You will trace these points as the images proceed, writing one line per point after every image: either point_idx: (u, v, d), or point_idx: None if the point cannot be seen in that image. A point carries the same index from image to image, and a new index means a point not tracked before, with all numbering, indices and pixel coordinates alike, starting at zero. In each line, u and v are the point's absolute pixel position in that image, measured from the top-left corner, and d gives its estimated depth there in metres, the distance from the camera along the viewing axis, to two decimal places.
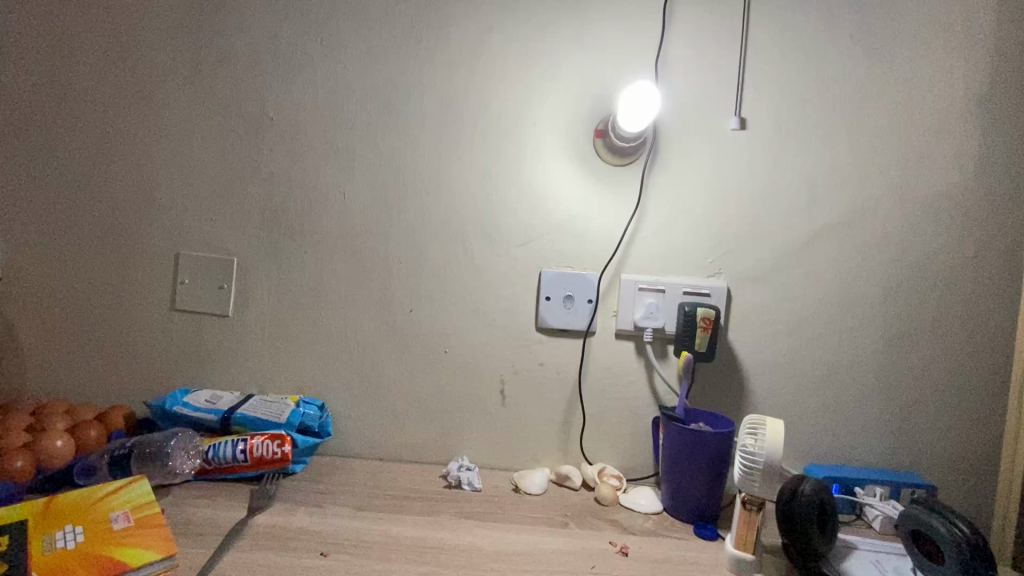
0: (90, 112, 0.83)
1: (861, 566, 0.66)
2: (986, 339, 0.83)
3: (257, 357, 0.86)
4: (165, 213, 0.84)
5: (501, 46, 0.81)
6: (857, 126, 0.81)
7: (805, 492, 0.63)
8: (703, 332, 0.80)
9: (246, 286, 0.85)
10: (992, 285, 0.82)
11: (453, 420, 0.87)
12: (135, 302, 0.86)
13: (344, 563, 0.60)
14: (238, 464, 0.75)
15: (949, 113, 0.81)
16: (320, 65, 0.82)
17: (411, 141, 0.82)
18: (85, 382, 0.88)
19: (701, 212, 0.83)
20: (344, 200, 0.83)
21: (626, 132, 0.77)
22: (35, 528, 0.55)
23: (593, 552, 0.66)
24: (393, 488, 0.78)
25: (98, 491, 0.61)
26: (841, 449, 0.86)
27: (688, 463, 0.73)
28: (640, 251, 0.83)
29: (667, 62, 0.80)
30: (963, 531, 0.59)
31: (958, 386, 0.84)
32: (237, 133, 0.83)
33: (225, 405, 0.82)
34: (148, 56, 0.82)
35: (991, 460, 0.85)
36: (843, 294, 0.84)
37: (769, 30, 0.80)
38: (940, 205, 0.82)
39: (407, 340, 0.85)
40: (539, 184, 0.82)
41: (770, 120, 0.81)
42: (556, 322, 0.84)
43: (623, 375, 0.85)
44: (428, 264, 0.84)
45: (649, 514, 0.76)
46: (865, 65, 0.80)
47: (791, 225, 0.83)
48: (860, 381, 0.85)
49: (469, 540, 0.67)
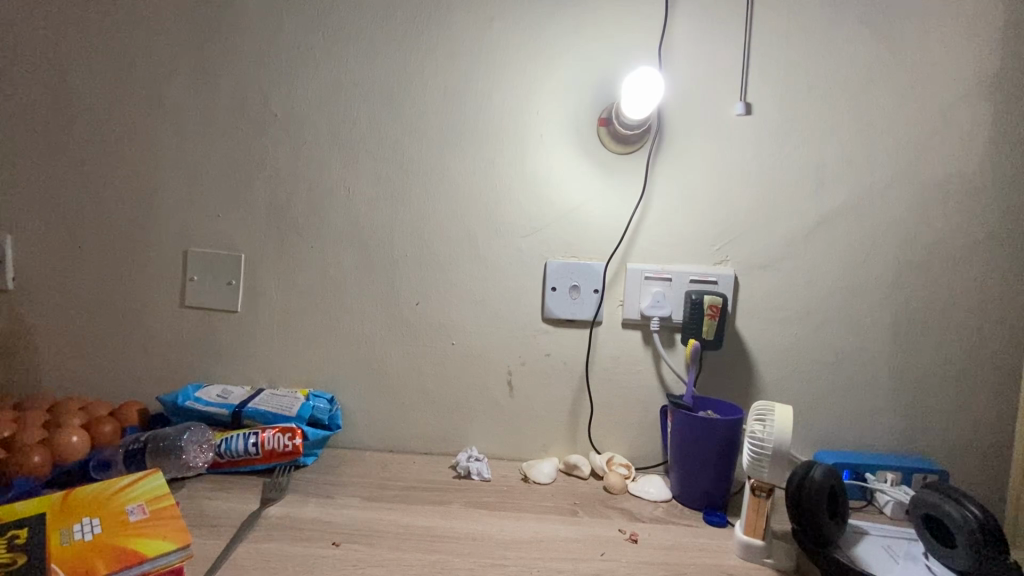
0: (95, 113, 0.84)
1: (872, 552, 0.65)
2: (996, 322, 0.82)
3: (266, 351, 0.87)
4: (173, 211, 0.85)
5: (502, 35, 0.80)
6: (864, 109, 0.80)
7: (815, 478, 0.62)
8: (710, 319, 0.79)
9: (254, 281, 0.86)
10: (1004, 267, 0.81)
11: (461, 411, 0.87)
12: (143, 301, 0.87)
13: (355, 551, 0.61)
14: (250, 457, 0.76)
15: (957, 92, 0.79)
16: (322, 60, 0.82)
17: (413, 133, 0.82)
18: (97, 378, 0.89)
19: (706, 198, 0.82)
20: (349, 195, 0.84)
21: (628, 119, 0.76)
22: (54, 521, 0.56)
23: (603, 540, 0.66)
24: (403, 479, 0.79)
25: (114, 485, 0.62)
26: (850, 436, 0.85)
27: (697, 451, 0.73)
28: (645, 240, 0.83)
29: (670, 49, 0.80)
30: (975, 514, 0.59)
31: (969, 370, 0.83)
32: (242, 131, 0.83)
33: (236, 399, 0.83)
34: (152, 56, 0.83)
35: (1003, 444, 0.84)
36: (851, 279, 0.83)
37: (774, 14, 0.79)
38: (949, 186, 0.81)
39: (413, 332, 0.86)
40: (542, 175, 0.82)
41: (775, 103, 0.80)
42: (561, 312, 0.84)
43: (629, 364, 0.85)
44: (433, 257, 0.84)
45: (658, 502, 0.77)
46: (871, 47, 0.79)
47: (798, 212, 0.82)
48: (869, 367, 0.84)
49: (478, 528, 0.67)
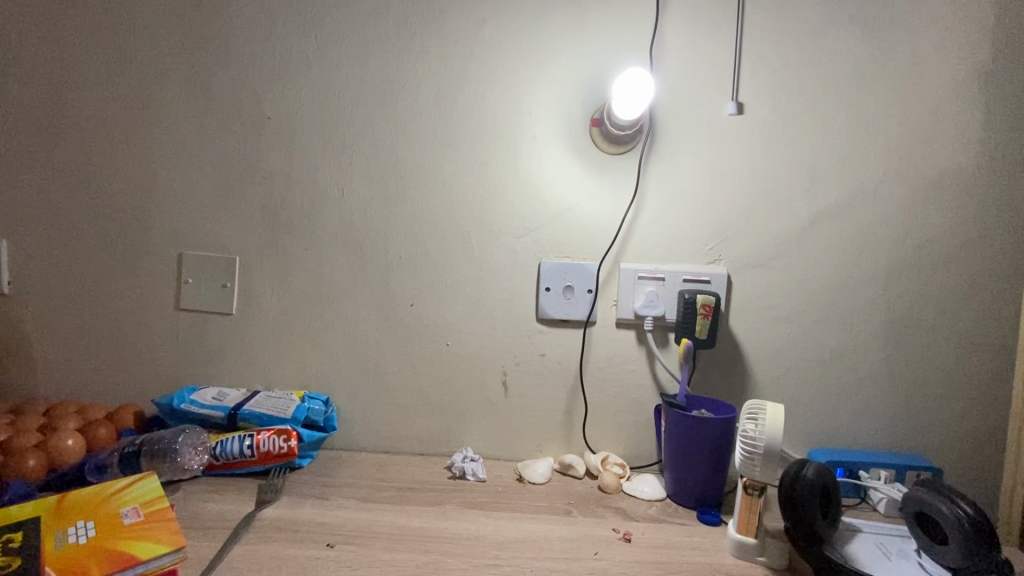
0: (89, 117, 0.84)
1: (865, 549, 0.66)
2: (989, 318, 0.82)
3: (261, 353, 0.87)
4: (167, 214, 0.85)
5: (495, 35, 0.81)
6: (855, 107, 0.80)
7: (807, 476, 0.62)
8: (703, 319, 0.79)
9: (248, 283, 0.86)
10: (996, 263, 0.81)
11: (457, 412, 0.87)
12: (138, 305, 0.87)
13: (350, 553, 0.61)
14: (245, 459, 0.77)
15: (948, 89, 0.80)
16: (314, 62, 0.82)
17: (406, 134, 0.83)
18: (93, 381, 0.89)
19: (699, 197, 0.82)
20: (342, 197, 0.84)
21: (620, 119, 0.77)
22: (48, 524, 0.56)
23: (597, 539, 0.67)
24: (399, 480, 0.79)
25: (109, 487, 0.61)
26: (845, 433, 0.86)
27: (690, 451, 0.74)
28: (639, 239, 0.83)
29: (661, 49, 0.80)
30: (965, 511, 0.59)
31: (962, 367, 0.83)
32: (236, 134, 0.83)
33: (231, 401, 0.83)
34: (145, 59, 0.83)
35: (996, 440, 0.84)
36: (844, 277, 0.83)
37: (764, 13, 0.79)
38: (941, 183, 0.81)
39: (408, 333, 0.86)
40: (536, 175, 0.83)
41: (767, 102, 0.81)
42: (556, 312, 0.84)
43: (624, 364, 0.86)
44: (427, 257, 0.85)
45: (652, 501, 0.77)
46: (862, 45, 0.79)
47: (790, 210, 0.82)
48: (863, 365, 0.84)
49: (473, 529, 0.67)
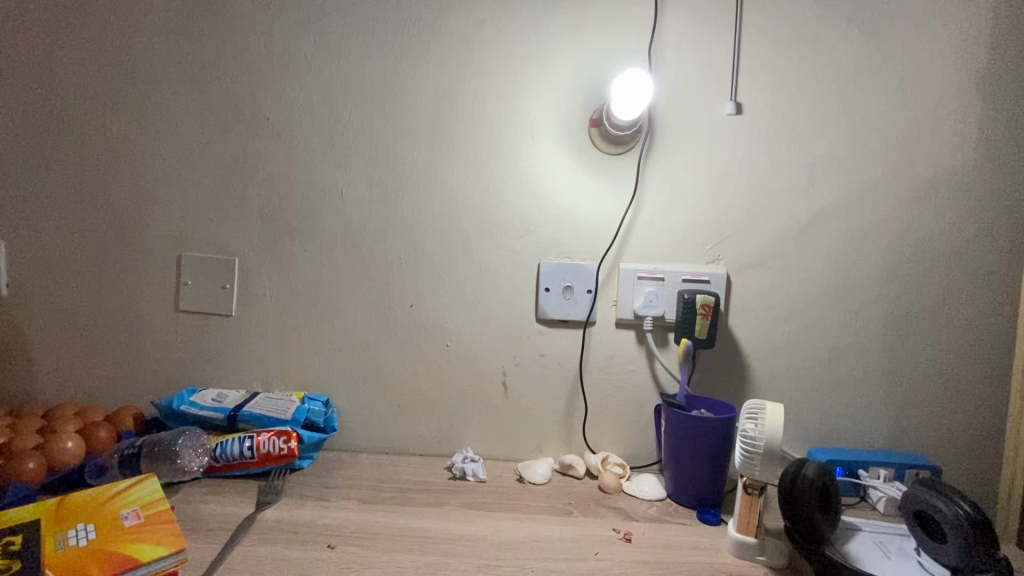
0: (88, 118, 0.84)
1: (865, 548, 0.66)
2: (988, 317, 0.83)
3: (261, 354, 0.87)
4: (166, 215, 0.85)
5: (493, 36, 0.81)
6: (853, 106, 0.80)
7: (806, 475, 0.62)
8: (703, 319, 0.80)
9: (248, 284, 0.86)
10: (995, 262, 0.82)
11: (457, 412, 0.88)
12: (138, 306, 0.87)
13: (350, 554, 0.61)
14: (245, 461, 0.77)
15: (946, 89, 0.80)
16: (313, 62, 0.82)
17: (406, 135, 0.83)
18: (93, 383, 0.89)
19: (698, 197, 0.83)
20: (341, 198, 0.84)
21: (619, 120, 0.77)
22: (49, 527, 0.56)
23: (597, 539, 0.67)
24: (399, 480, 0.80)
25: (110, 490, 0.61)
26: (844, 432, 0.86)
27: (690, 450, 0.74)
28: (638, 240, 0.83)
29: (660, 49, 0.80)
30: (965, 510, 0.59)
31: (961, 365, 0.84)
32: (235, 135, 0.83)
33: (231, 403, 0.83)
34: (144, 61, 0.83)
35: (994, 439, 0.85)
36: (843, 276, 0.83)
37: (763, 13, 0.79)
38: (939, 182, 0.81)
39: (408, 334, 0.86)
40: (535, 176, 0.83)
41: (765, 102, 0.81)
42: (556, 312, 0.84)
43: (623, 364, 0.86)
44: (426, 258, 0.85)
45: (652, 501, 0.77)
46: (860, 45, 0.79)
47: (789, 210, 0.82)
48: (862, 364, 0.84)
49: (474, 530, 0.68)
